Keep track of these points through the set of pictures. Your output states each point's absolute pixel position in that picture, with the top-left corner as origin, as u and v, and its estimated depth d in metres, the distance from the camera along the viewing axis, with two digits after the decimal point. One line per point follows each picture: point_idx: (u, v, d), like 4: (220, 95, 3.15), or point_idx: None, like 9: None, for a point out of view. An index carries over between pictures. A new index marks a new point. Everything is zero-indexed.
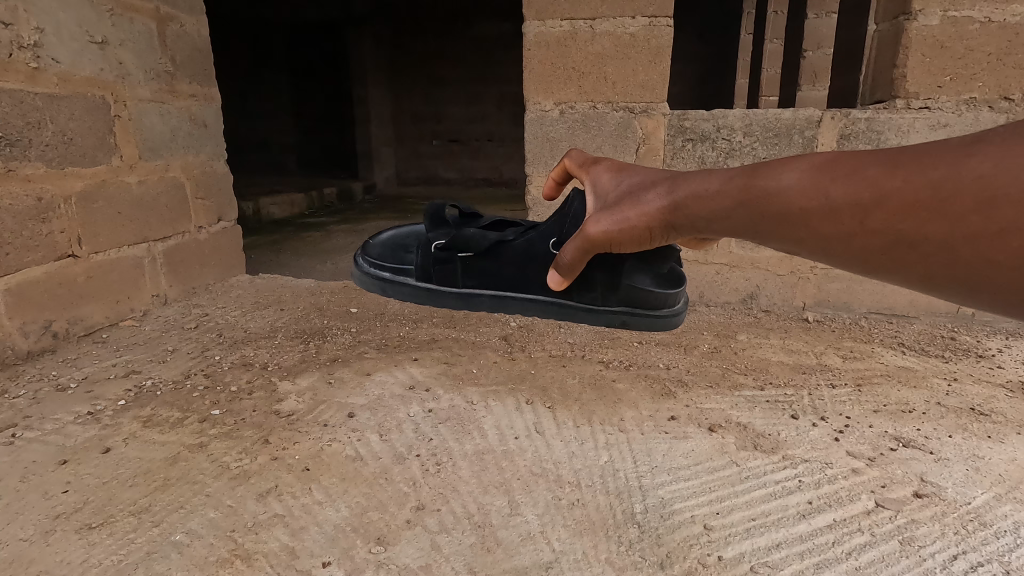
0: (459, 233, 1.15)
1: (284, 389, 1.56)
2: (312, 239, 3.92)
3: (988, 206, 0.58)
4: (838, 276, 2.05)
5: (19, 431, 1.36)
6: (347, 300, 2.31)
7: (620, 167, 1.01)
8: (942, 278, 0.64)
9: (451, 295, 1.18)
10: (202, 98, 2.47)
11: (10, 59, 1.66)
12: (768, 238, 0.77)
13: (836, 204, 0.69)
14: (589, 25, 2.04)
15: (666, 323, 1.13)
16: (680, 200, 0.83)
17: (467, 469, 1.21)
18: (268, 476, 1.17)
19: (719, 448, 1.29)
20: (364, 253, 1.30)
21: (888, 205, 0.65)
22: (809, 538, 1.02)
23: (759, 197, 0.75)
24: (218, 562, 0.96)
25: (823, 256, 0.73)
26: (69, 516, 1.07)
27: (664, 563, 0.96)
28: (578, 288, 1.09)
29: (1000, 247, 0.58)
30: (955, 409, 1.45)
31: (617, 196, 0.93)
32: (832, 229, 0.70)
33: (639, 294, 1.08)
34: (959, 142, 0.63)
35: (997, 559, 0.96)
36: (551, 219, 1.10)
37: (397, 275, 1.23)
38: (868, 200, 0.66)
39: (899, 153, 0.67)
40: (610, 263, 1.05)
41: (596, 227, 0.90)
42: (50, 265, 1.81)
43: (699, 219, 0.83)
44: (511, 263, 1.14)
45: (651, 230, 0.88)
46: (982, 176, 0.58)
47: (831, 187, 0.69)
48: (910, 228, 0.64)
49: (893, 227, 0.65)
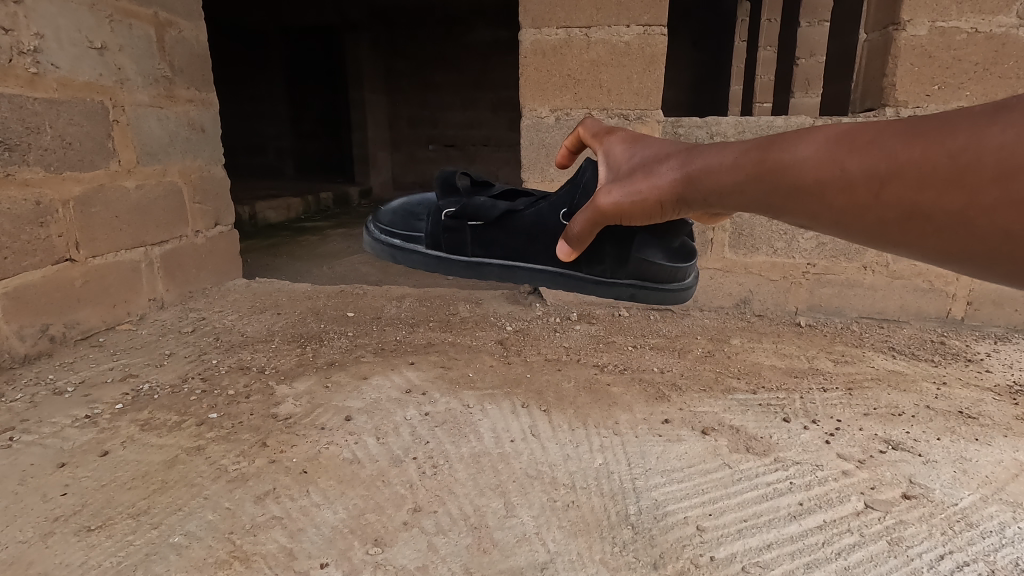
0: (469, 203, 1.16)
1: (281, 392, 1.57)
2: (308, 243, 3.93)
3: (1006, 179, 0.55)
4: (830, 281, 2.08)
5: (17, 434, 1.37)
6: (344, 304, 2.33)
7: (633, 138, 1.00)
8: (958, 252, 0.62)
9: (461, 263, 1.21)
10: (200, 103, 2.48)
11: (10, 64, 1.67)
12: (780, 211, 0.76)
13: (849, 176, 0.67)
14: (584, 33, 2.07)
15: (675, 297, 1.16)
16: (692, 174, 0.82)
17: (464, 471, 1.22)
18: (267, 479, 1.18)
19: (711, 450, 1.31)
20: (375, 219, 1.33)
21: (902, 177, 0.63)
22: (800, 539, 1.03)
23: (771, 169, 0.73)
24: (217, 563, 0.97)
25: (836, 229, 0.72)
26: (68, 518, 1.07)
27: (657, 563, 0.98)
28: (587, 260, 1.11)
29: (1016, 218, 0.56)
30: (943, 413, 1.47)
31: (628, 169, 0.93)
32: (844, 201, 0.68)
33: (648, 269, 1.10)
34: (984, 110, 0.59)
35: (983, 559, 0.98)
36: (563, 191, 1.11)
37: (408, 242, 1.26)
38: (883, 172, 0.64)
39: (920, 120, 0.64)
40: (620, 237, 1.07)
41: (607, 198, 0.91)
42: (48, 269, 1.82)
43: (710, 193, 0.81)
44: (519, 234, 1.15)
45: (662, 203, 0.87)
46: (1002, 146, 0.55)
47: (847, 159, 0.67)
48: (924, 202, 0.61)
49: (908, 200, 0.63)
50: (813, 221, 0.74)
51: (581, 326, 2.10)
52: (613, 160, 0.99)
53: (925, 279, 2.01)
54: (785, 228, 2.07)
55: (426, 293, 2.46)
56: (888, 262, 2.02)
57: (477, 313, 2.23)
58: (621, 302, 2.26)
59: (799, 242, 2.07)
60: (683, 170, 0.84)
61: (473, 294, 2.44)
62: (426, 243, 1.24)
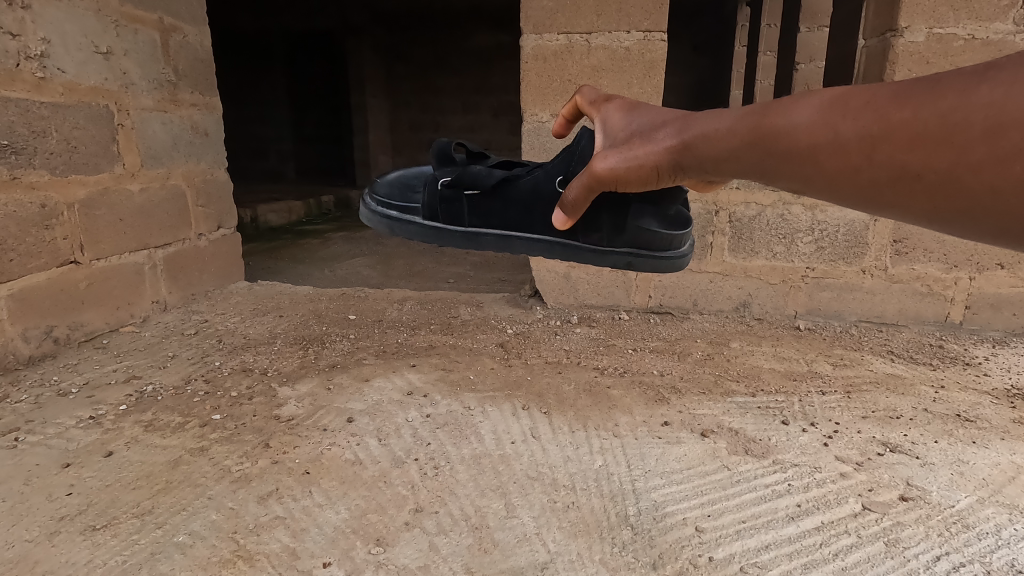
0: (466, 171, 1.17)
1: (284, 394, 1.59)
2: (310, 247, 3.94)
3: (994, 136, 0.57)
4: (829, 285, 2.09)
5: (22, 435, 1.38)
6: (345, 307, 2.34)
7: (629, 104, 0.99)
8: (947, 211, 0.64)
9: (458, 234, 1.20)
10: (203, 107, 2.49)
11: (17, 68, 1.69)
12: (774, 177, 0.76)
13: (844, 138, 0.67)
14: (585, 38, 2.09)
15: (670, 266, 1.18)
16: (688, 141, 0.82)
17: (465, 472, 1.23)
18: (269, 479, 1.20)
19: (710, 452, 1.32)
20: (372, 191, 1.29)
21: (895, 138, 0.63)
22: (798, 540, 1.04)
23: (768, 134, 0.73)
24: (221, 562, 0.98)
25: (828, 194, 0.72)
26: (73, 518, 1.08)
27: (656, 563, 0.99)
28: (584, 229, 1.13)
29: (1002, 174, 0.57)
30: (941, 416, 1.48)
31: (624, 137, 0.93)
32: (838, 165, 0.68)
33: (644, 236, 1.12)
34: (974, 71, 0.60)
35: (979, 560, 0.99)
36: (558, 159, 1.12)
37: (405, 213, 1.24)
38: (876, 133, 0.65)
39: (911, 82, 0.65)
40: (616, 204, 1.08)
41: (603, 164, 0.90)
42: (52, 271, 1.83)
43: (706, 159, 0.81)
44: (515, 203, 1.16)
45: (658, 170, 0.87)
46: (991, 103, 0.57)
47: (841, 122, 0.67)
48: (916, 161, 0.62)
49: (900, 160, 0.64)
50: (806, 186, 0.74)
51: (581, 329, 2.11)
52: (609, 130, 0.97)
53: (924, 283, 2.02)
54: (784, 232, 2.08)
55: (428, 296, 2.47)
56: (886, 266, 2.03)
57: (478, 316, 2.24)
58: (622, 305, 2.27)
59: (798, 246, 2.08)
60: (679, 136, 0.83)
61: (474, 297, 2.45)
62: (423, 214, 1.22)
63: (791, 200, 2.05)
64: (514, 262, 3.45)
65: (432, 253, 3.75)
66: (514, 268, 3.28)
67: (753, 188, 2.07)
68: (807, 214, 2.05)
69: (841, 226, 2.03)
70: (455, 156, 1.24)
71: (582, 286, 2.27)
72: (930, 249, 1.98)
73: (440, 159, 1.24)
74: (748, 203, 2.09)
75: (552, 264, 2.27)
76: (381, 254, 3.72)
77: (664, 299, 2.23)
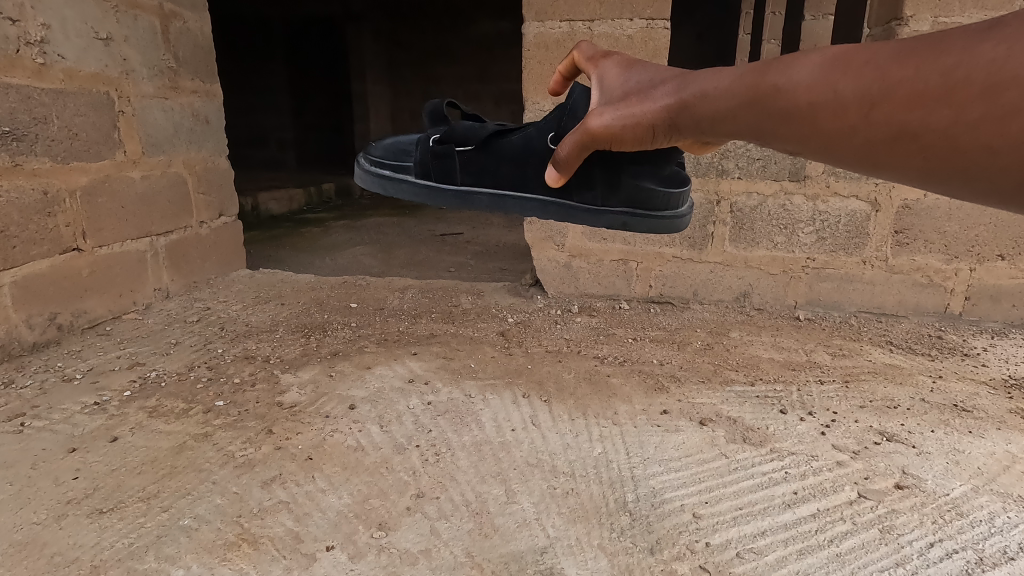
0: (457, 126, 1.18)
1: (286, 380, 1.60)
2: (311, 235, 3.95)
3: (991, 94, 0.57)
4: (829, 276, 2.09)
5: (28, 420, 1.39)
6: (347, 295, 2.35)
7: (629, 62, 0.99)
8: (941, 172, 0.64)
9: (451, 192, 1.21)
10: (204, 94, 2.49)
11: (17, 54, 1.69)
12: (770, 136, 0.77)
13: (842, 97, 0.67)
14: (587, 26, 2.08)
15: (668, 226, 1.17)
16: (686, 99, 0.82)
17: (466, 459, 1.25)
18: (272, 465, 1.21)
19: (709, 440, 1.33)
20: (367, 153, 1.30)
21: (894, 96, 0.64)
22: (794, 527, 1.06)
23: (767, 92, 0.73)
24: (226, 545, 0.99)
25: (823, 155, 0.73)
26: (80, 501, 1.10)
27: (654, 548, 1.00)
28: (577, 186, 1.13)
29: (999, 132, 0.58)
30: (939, 405, 1.49)
31: (622, 95, 0.92)
32: (834, 125, 0.69)
33: (639, 194, 1.12)
34: (977, 27, 0.60)
35: (972, 546, 1.01)
36: (550, 115, 1.13)
37: (398, 173, 1.24)
38: (875, 92, 0.65)
39: (913, 39, 0.65)
40: (610, 160, 1.09)
41: (599, 122, 0.90)
42: (55, 258, 1.84)
43: (704, 119, 0.81)
44: (508, 159, 1.16)
45: (654, 129, 0.87)
46: (993, 60, 0.57)
47: (840, 80, 0.67)
48: (912, 121, 0.63)
49: (897, 119, 0.64)
50: (802, 146, 0.74)
51: (582, 319, 2.12)
52: (608, 89, 0.97)
53: (924, 274, 2.02)
54: (785, 222, 2.08)
55: (429, 284, 2.48)
56: (887, 257, 2.03)
57: (479, 305, 2.25)
58: (622, 295, 2.27)
59: (799, 236, 2.08)
60: (677, 96, 0.83)
61: (475, 286, 2.46)
62: (416, 174, 1.22)
63: (793, 191, 2.05)
64: (515, 251, 3.46)
65: (433, 242, 3.75)
66: (516, 257, 3.29)
67: (755, 177, 2.06)
68: (808, 205, 2.04)
69: (842, 217, 2.03)
70: (448, 115, 1.24)
71: (583, 275, 2.28)
72: (931, 240, 1.98)
73: (434, 120, 1.26)
74: (750, 193, 2.08)
75: (553, 254, 2.28)
76: (382, 242, 3.72)
77: (664, 289, 2.23)
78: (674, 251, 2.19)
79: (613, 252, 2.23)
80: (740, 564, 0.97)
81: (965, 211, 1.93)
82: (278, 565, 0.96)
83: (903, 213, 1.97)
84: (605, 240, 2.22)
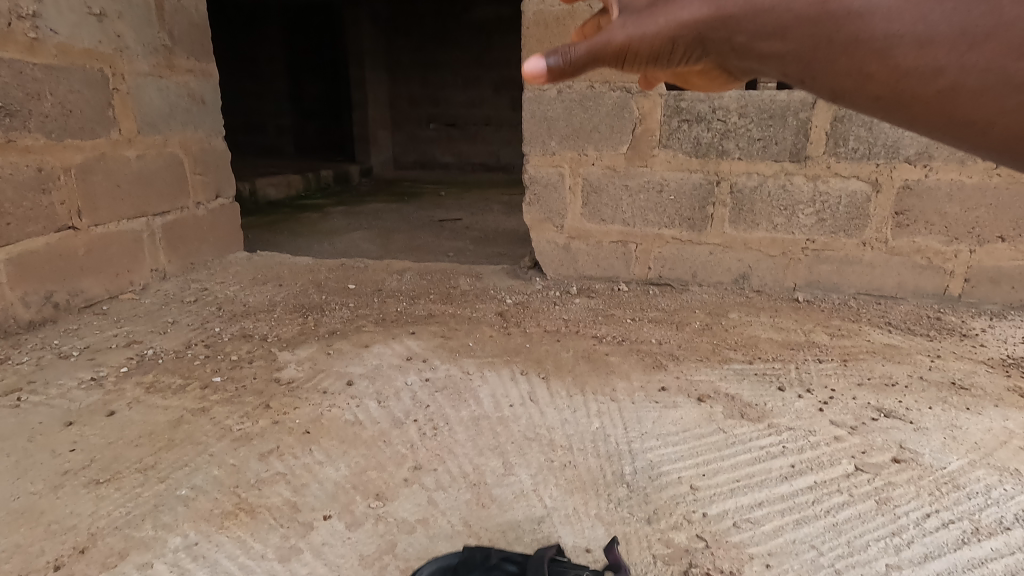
0: None
1: (284, 358, 1.60)
2: (309, 220, 3.93)
3: None
4: (829, 258, 2.07)
5: (25, 395, 1.39)
6: (344, 277, 2.34)
7: None
8: (1013, 139, 0.58)
9: None
10: (200, 74, 2.46)
11: (9, 28, 1.66)
12: (814, 73, 0.66)
13: (936, 27, 0.57)
14: (589, 4, 2.05)
15: None
16: (734, 11, 0.69)
17: (463, 433, 1.24)
18: (270, 438, 1.21)
19: (707, 416, 1.33)
20: None
21: (997, 38, 0.55)
22: (790, 498, 1.06)
23: (843, 9, 0.62)
24: (223, 514, 0.99)
25: (875, 104, 0.64)
26: (77, 472, 1.10)
27: (651, 518, 1.00)
28: None
29: None
30: (937, 383, 1.49)
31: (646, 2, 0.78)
32: (912, 64, 0.59)
33: None
34: None
35: (968, 517, 1.01)
36: None
37: None
38: (977, 29, 0.56)
39: None
40: None
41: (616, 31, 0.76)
42: (51, 236, 1.83)
43: (751, 37, 0.69)
44: None
45: (685, 44, 0.74)
46: None
47: (933, 8, 0.58)
48: (1009, 73, 0.55)
49: (993, 68, 0.56)
50: (853, 88, 0.65)
51: (580, 300, 2.11)
52: None
53: (924, 256, 2.00)
54: (786, 204, 2.05)
55: (427, 267, 2.47)
56: (887, 238, 2.01)
57: (478, 287, 2.24)
58: (621, 277, 2.27)
59: (799, 218, 2.05)
60: (720, 6, 0.70)
61: (473, 269, 2.45)
62: None
63: (794, 171, 2.01)
64: (514, 236, 3.44)
65: (432, 227, 3.73)
66: (515, 242, 3.27)
67: (755, 158, 2.03)
68: (808, 185, 2.01)
69: (842, 197, 1.99)
70: None
71: (582, 257, 2.27)
72: (931, 221, 1.96)
73: None
74: (750, 173, 2.05)
75: (551, 235, 2.27)
76: (381, 228, 3.70)
77: (663, 271, 2.22)
78: (673, 233, 2.17)
79: (612, 233, 2.22)
80: (737, 533, 0.98)
81: (967, 191, 1.91)
82: (276, 533, 0.96)
83: (903, 194, 1.94)
84: (604, 222, 2.20)
